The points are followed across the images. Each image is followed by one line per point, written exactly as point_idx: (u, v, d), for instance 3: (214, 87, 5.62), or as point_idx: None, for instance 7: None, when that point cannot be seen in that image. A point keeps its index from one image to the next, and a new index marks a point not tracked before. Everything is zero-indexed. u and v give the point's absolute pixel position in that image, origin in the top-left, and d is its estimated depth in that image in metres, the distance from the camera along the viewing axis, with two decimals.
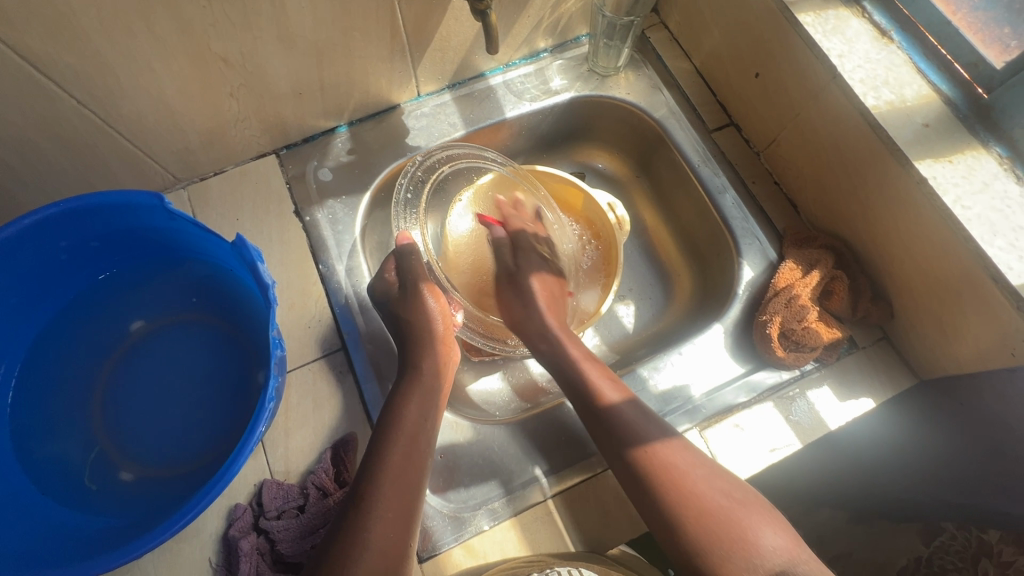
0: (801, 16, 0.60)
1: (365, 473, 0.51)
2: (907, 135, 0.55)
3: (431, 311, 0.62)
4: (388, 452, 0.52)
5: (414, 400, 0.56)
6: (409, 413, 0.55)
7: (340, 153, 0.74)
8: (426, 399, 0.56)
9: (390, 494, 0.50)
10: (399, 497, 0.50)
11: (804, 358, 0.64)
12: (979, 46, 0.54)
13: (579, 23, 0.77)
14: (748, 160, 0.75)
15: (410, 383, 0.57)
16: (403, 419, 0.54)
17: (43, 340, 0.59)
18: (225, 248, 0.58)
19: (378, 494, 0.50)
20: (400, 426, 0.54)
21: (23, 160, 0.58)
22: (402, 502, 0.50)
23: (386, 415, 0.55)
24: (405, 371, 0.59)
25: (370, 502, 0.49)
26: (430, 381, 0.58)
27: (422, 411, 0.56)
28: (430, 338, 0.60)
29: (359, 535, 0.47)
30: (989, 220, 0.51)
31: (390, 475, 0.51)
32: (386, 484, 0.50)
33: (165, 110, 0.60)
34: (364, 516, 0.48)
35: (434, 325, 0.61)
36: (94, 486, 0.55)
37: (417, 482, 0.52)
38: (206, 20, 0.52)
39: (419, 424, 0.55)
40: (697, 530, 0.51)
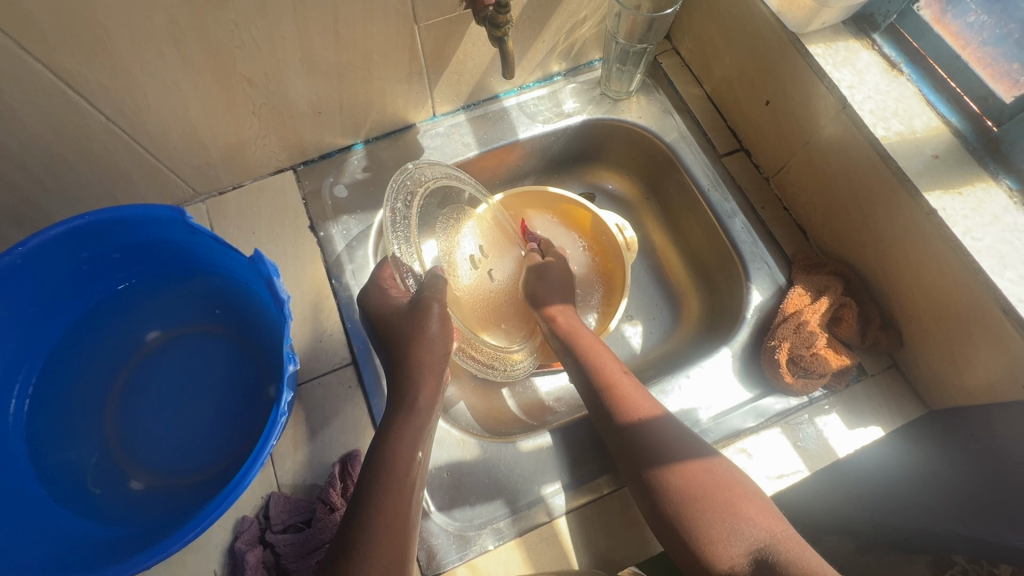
0: (812, 47, 0.62)
1: (358, 517, 0.47)
2: (917, 166, 0.55)
3: (438, 331, 0.55)
4: (382, 493, 0.49)
5: (409, 440, 0.52)
6: (405, 449, 0.52)
7: (356, 170, 0.75)
8: (419, 436, 0.53)
9: (386, 543, 0.46)
10: (395, 544, 0.47)
11: (812, 385, 0.64)
12: (989, 81, 0.55)
13: (593, 49, 0.79)
14: (757, 185, 0.76)
15: (405, 420, 0.53)
16: (397, 459, 0.51)
17: (63, 347, 0.60)
18: (242, 262, 0.59)
19: (372, 543, 0.46)
20: (394, 463, 0.50)
21: (51, 172, 0.59)
22: (398, 549, 0.46)
23: (377, 453, 0.51)
24: (399, 407, 0.54)
25: (364, 552, 0.45)
26: (426, 416, 0.54)
27: (416, 446, 0.52)
28: (432, 368, 0.55)
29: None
30: (999, 252, 0.51)
31: (383, 522, 0.47)
32: (381, 531, 0.47)
33: (189, 128, 0.61)
34: (357, 570, 0.44)
35: (439, 350, 0.56)
36: (97, 489, 0.56)
37: (409, 529, 0.49)
38: (234, 43, 0.54)
39: (412, 463, 0.51)
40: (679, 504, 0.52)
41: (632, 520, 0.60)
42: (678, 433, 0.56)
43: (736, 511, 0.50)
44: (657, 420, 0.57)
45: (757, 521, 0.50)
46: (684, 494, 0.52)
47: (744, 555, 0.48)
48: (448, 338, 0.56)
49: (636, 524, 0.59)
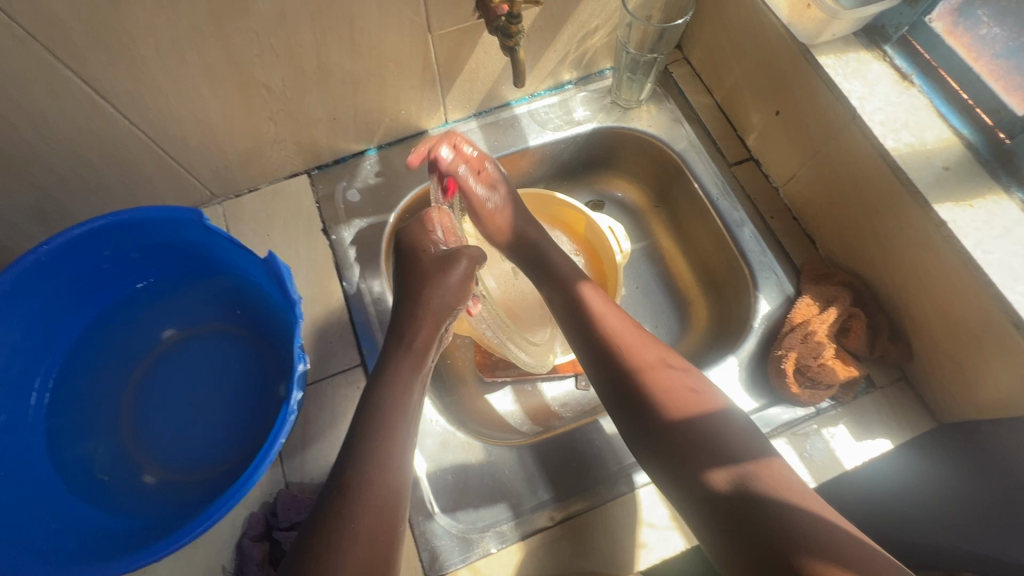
0: (822, 58, 0.62)
1: (354, 458, 0.49)
2: (926, 177, 0.55)
3: (459, 283, 0.60)
4: (379, 431, 0.50)
5: (403, 382, 0.54)
6: (400, 386, 0.54)
7: (369, 174, 0.76)
8: (412, 378, 0.55)
9: (379, 483, 0.48)
10: (386, 482, 0.48)
11: (819, 396, 0.64)
12: (1002, 94, 0.55)
13: (604, 58, 0.79)
14: (767, 194, 0.76)
15: (401, 361, 0.55)
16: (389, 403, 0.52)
17: (83, 343, 0.62)
18: (256, 263, 0.61)
19: (366, 482, 0.48)
20: (391, 400, 0.52)
21: (75, 173, 0.61)
22: (390, 488, 0.48)
23: (377, 393, 0.53)
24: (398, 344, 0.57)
25: (360, 491, 0.47)
26: (418, 359, 0.56)
27: (410, 386, 0.54)
28: (439, 315, 0.58)
29: (347, 525, 0.45)
30: (1010, 265, 0.50)
31: (375, 464, 0.49)
32: (372, 470, 0.48)
33: (209, 131, 0.63)
34: (352, 505, 0.46)
35: (450, 299, 0.59)
36: (105, 477, 0.58)
37: (402, 469, 0.50)
38: (254, 51, 0.56)
39: (407, 400, 0.53)
40: (667, 432, 0.54)
41: (635, 526, 0.60)
42: (665, 369, 0.58)
43: (718, 445, 0.52)
44: (657, 363, 0.58)
45: (743, 455, 0.52)
46: (674, 425, 0.54)
47: (726, 483, 0.51)
48: (463, 292, 0.60)
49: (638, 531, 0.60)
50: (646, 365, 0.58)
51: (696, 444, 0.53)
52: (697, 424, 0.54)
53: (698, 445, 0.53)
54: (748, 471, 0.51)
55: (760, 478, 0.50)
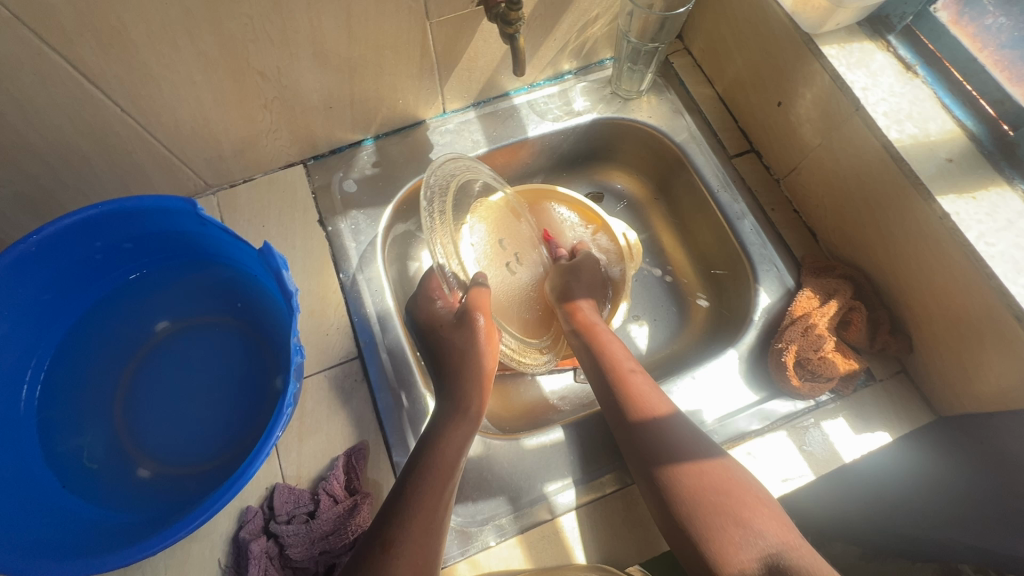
0: (825, 49, 0.61)
1: (397, 515, 0.48)
2: (929, 169, 0.55)
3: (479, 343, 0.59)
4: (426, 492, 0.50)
5: (454, 448, 0.54)
6: (450, 453, 0.53)
7: (365, 165, 0.75)
8: (462, 449, 0.54)
9: (418, 541, 0.47)
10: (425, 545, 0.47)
11: (819, 388, 0.64)
12: (1006, 84, 0.54)
13: (605, 47, 0.78)
14: (767, 186, 0.75)
15: (455, 424, 0.55)
16: (443, 459, 0.52)
17: (74, 335, 0.61)
18: (251, 254, 0.60)
19: (407, 540, 0.47)
20: (439, 468, 0.52)
21: (65, 161, 0.60)
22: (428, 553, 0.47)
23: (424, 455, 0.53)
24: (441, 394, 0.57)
25: (399, 553, 0.46)
26: (470, 423, 0.56)
27: (458, 454, 0.54)
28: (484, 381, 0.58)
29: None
30: (1013, 258, 0.50)
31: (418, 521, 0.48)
32: (415, 531, 0.48)
33: (202, 119, 0.62)
34: (392, 560, 0.46)
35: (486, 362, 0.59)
36: (92, 464, 0.57)
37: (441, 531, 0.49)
38: (248, 36, 0.54)
39: (454, 468, 0.53)
40: (697, 504, 0.52)
41: (633, 519, 0.60)
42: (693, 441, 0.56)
43: (743, 507, 0.51)
44: (670, 419, 0.58)
45: (769, 528, 0.50)
46: (700, 501, 0.52)
47: (755, 559, 0.48)
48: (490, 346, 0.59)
49: (637, 524, 0.60)
50: (673, 431, 0.57)
51: (724, 504, 0.51)
52: (722, 494, 0.52)
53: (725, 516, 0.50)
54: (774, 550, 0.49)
55: (792, 561, 0.48)
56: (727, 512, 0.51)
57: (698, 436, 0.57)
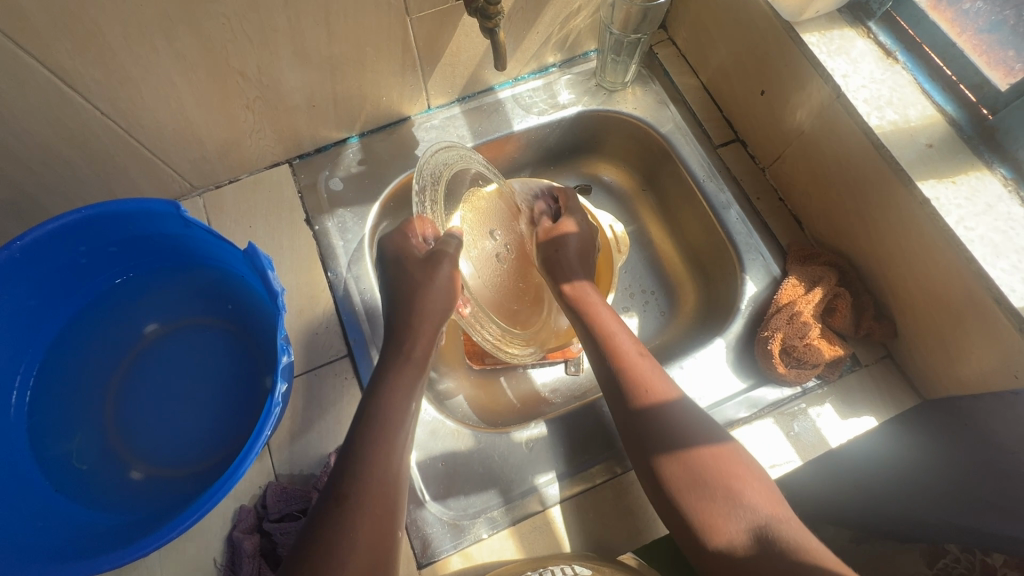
0: (806, 36, 0.61)
1: (346, 472, 0.48)
2: (909, 155, 0.55)
3: (447, 285, 0.57)
4: (377, 442, 0.50)
5: (403, 392, 0.54)
6: (395, 401, 0.53)
7: (351, 163, 0.75)
8: (411, 395, 0.54)
9: (375, 496, 0.48)
10: (382, 491, 0.48)
11: (805, 375, 0.64)
12: (985, 68, 0.54)
13: (588, 39, 0.78)
14: (753, 176, 0.76)
15: (401, 369, 0.55)
16: (389, 407, 0.52)
17: (63, 339, 0.61)
18: (237, 254, 0.60)
19: (363, 496, 0.47)
20: (385, 418, 0.52)
21: (46, 166, 0.60)
22: (386, 501, 0.48)
23: (370, 412, 0.52)
24: (402, 337, 0.57)
25: (357, 505, 0.46)
26: (415, 371, 0.56)
27: (406, 402, 0.53)
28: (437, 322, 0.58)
29: (346, 537, 0.45)
30: (992, 242, 0.51)
31: (373, 475, 0.48)
32: (370, 486, 0.48)
33: (183, 121, 0.62)
34: (351, 516, 0.46)
35: (443, 304, 0.57)
36: (81, 465, 0.58)
37: (399, 481, 0.50)
38: (226, 37, 0.54)
39: (403, 418, 0.52)
40: (693, 480, 0.52)
41: (623, 509, 0.60)
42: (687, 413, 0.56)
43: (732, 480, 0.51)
44: (676, 403, 0.57)
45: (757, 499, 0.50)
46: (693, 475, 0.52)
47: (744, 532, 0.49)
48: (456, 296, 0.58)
49: (628, 513, 0.60)
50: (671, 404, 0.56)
51: (717, 478, 0.52)
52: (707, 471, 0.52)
53: (717, 489, 0.51)
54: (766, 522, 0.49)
55: (780, 534, 0.48)
56: (721, 485, 0.51)
57: (703, 419, 0.56)
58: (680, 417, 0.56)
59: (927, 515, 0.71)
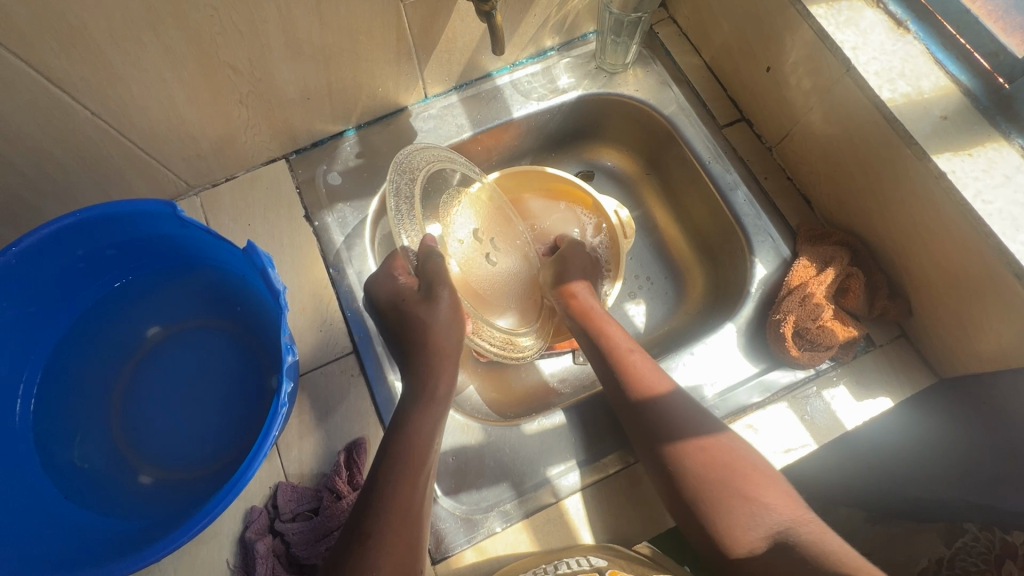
0: (814, 8, 0.59)
1: (372, 505, 0.48)
2: (924, 128, 0.53)
3: (449, 317, 0.55)
4: (399, 482, 0.49)
5: (423, 429, 0.54)
6: (419, 439, 0.53)
7: (349, 156, 0.74)
8: (432, 430, 0.54)
9: (398, 529, 0.48)
10: (404, 528, 0.48)
11: (819, 357, 0.63)
12: (1000, 35, 0.53)
13: (587, 21, 0.76)
14: (760, 155, 0.74)
15: (422, 406, 0.55)
16: (414, 444, 0.52)
17: (64, 345, 0.60)
18: (236, 253, 0.59)
19: (387, 529, 0.47)
20: (411, 452, 0.51)
21: (38, 168, 0.58)
22: (411, 537, 0.48)
23: (395, 446, 0.52)
24: (425, 372, 0.56)
25: (381, 542, 0.47)
26: (438, 407, 0.55)
27: (430, 437, 0.53)
28: (451, 358, 0.56)
29: (368, 574, 0.45)
30: (1011, 215, 0.49)
31: (398, 506, 0.48)
32: (394, 519, 0.48)
33: (176, 117, 0.60)
34: (374, 554, 0.46)
35: (454, 336, 0.55)
36: (83, 464, 0.57)
37: (421, 513, 0.50)
38: (215, 29, 0.53)
39: (427, 452, 0.52)
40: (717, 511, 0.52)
41: (637, 498, 0.60)
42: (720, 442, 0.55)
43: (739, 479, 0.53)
44: (672, 396, 0.58)
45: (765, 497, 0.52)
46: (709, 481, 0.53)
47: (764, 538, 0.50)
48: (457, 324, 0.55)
49: (642, 502, 0.60)
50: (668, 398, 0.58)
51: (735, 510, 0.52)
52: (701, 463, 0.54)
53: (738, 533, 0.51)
54: (783, 527, 0.51)
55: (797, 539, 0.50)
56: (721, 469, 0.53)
57: (701, 411, 0.57)
58: (684, 410, 0.57)
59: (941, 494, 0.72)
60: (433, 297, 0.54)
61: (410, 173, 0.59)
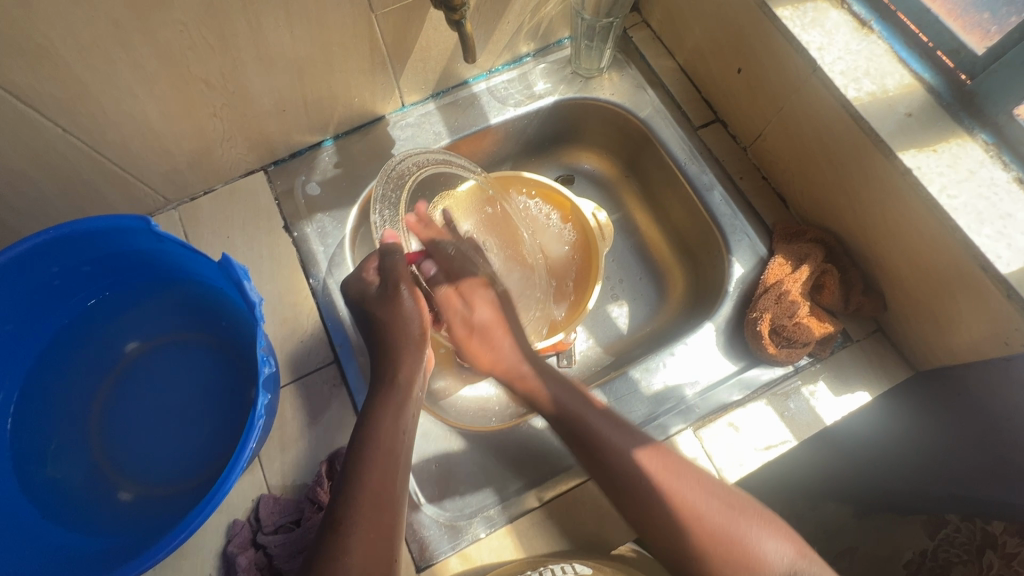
0: (779, 10, 0.60)
1: (345, 494, 0.48)
2: (889, 126, 0.54)
3: (413, 309, 0.57)
4: (368, 471, 0.49)
5: (391, 414, 0.53)
6: (387, 425, 0.52)
7: (327, 167, 0.74)
8: (401, 415, 0.53)
9: (371, 516, 0.47)
10: (377, 515, 0.48)
11: (797, 354, 0.63)
12: (961, 32, 0.54)
13: (561, 27, 0.77)
14: (735, 156, 0.75)
15: (387, 394, 0.54)
16: (381, 432, 0.51)
17: (42, 362, 0.60)
18: (213, 267, 0.59)
19: (358, 517, 0.47)
20: (378, 440, 0.51)
21: (11, 186, 0.58)
22: (385, 522, 0.48)
23: (365, 436, 0.51)
24: (382, 371, 0.56)
25: (351, 529, 0.46)
26: (405, 393, 0.55)
27: (399, 424, 0.53)
28: (416, 346, 0.57)
29: (339, 563, 0.44)
30: (976, 209, 0.50)
31: (370, 493, 0.48)
32: (364, 505, 0.48)
33: (150, 132, 0.60)
34: (345, 541, 0.46)
35: (417, 328, 0.57)
36: (58, 476, 0.57)
37: (395, 502, 0.50)
38: (186, 44, 0.53)
39: (397, 441, 0.52)
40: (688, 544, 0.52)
41: (621, 500, 0.60)
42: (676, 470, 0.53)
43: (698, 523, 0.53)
44: None
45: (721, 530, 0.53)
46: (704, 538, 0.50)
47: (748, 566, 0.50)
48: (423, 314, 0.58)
49: None
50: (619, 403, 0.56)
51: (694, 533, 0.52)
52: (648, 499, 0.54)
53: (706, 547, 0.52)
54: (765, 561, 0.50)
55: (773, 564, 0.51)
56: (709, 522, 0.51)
57: None
58: (629, 414, 0.56)
59: (924, 485, 0.73)
60: (393, 293, 0.56)
61: (400, 179, 0.65)
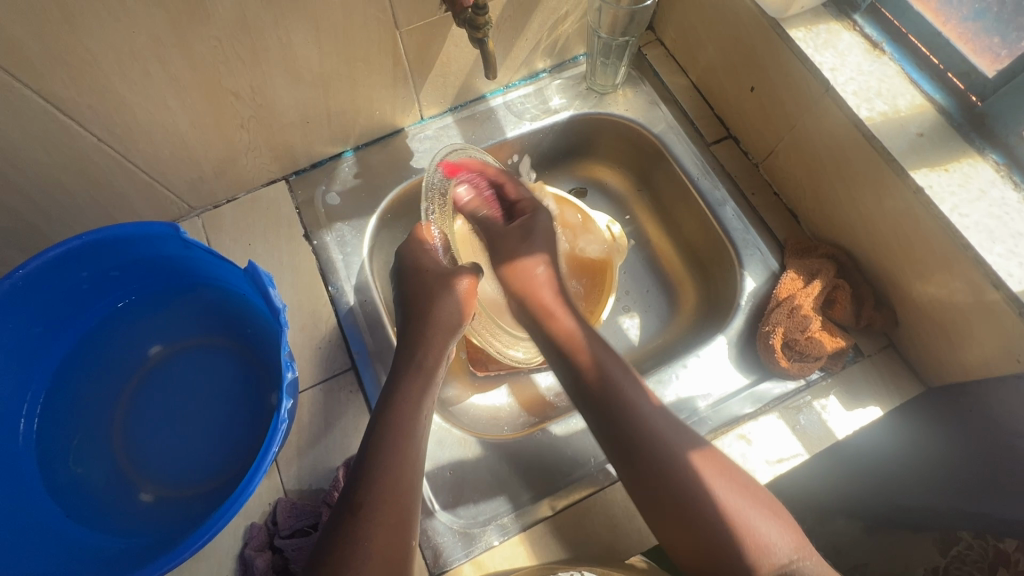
0: (792, 32, 0.61)
1: (364, 479, 0.49)
2: (901, 145, 0.55)
3: (460, 300, 0.60)
4: (385, 456, 0.50)
5: (413, 400, 0.54)
6: (410, 410, 0.54)
7: (347, 177, 0.76)
8: (421, 401, 0.54)
9: (390, 501, 0.48)
10: (395, 500, 0.49)
11: (808, 368, 0.64)
12: (971, 56, 0.55)
13: (577, 44, 0.79)
14: (747, 172, 0.76)
15: (412, 378, 0.56)
16: (400, 417, 0.53)
17: (69, 363, 0.61)
18: (238, 273, 0.60)
19: (377, 500, 0.48)
20: (398, 422, 0.52)
21: (44, 192, 0.60)
22: (402, 506, 0.49)
23: (384, 416, 0.53)
24: (407, 366, 0.57)
25: (371, 514, 0.47)
26: (428, 376, 0.56)
27: (419, 409, 0.54)
28: (449, 333, 0.59)
29: (359, 546, 0.46)
30: (987, 227, 0.51)
31: (390, 475, 0.49)
32: (383, 491, 0.48)
33: (180, 142, 0.62)
34: (365, 525, 0.47)
35: (456, 317, 0.60)
36: (80, 471, 0.58)
37: (413, 487, 0.50)
38: (219, 59, 0.55)
39: (417, 424, 0.53)
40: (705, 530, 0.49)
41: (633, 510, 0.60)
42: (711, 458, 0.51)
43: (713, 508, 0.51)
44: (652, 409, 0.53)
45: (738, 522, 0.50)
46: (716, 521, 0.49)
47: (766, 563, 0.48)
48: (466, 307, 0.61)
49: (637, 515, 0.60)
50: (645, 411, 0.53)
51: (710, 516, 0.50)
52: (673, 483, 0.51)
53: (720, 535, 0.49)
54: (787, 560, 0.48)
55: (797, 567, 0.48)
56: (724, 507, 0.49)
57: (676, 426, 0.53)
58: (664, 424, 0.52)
59: (936, 502, 0.73)
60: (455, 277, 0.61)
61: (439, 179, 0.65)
